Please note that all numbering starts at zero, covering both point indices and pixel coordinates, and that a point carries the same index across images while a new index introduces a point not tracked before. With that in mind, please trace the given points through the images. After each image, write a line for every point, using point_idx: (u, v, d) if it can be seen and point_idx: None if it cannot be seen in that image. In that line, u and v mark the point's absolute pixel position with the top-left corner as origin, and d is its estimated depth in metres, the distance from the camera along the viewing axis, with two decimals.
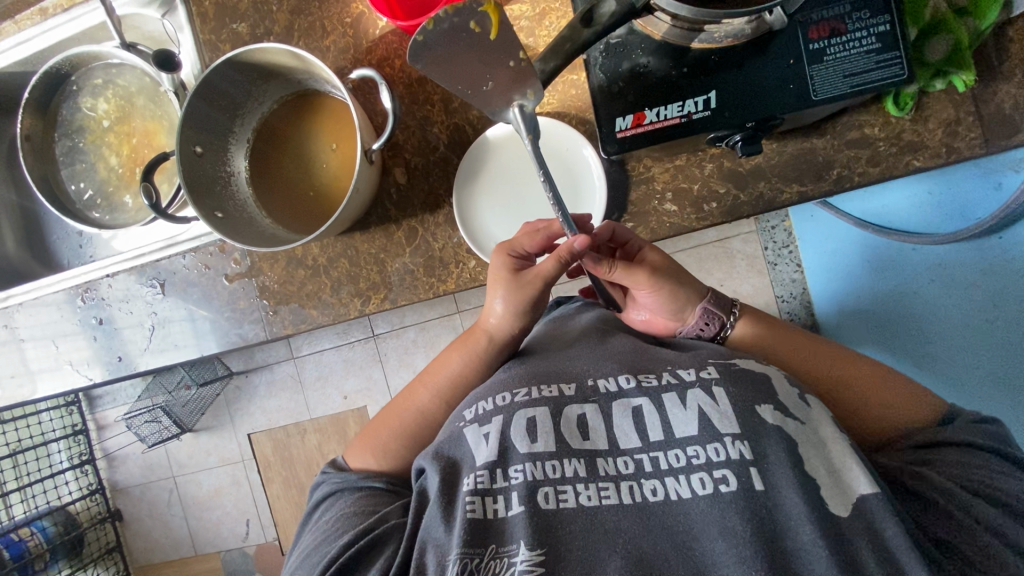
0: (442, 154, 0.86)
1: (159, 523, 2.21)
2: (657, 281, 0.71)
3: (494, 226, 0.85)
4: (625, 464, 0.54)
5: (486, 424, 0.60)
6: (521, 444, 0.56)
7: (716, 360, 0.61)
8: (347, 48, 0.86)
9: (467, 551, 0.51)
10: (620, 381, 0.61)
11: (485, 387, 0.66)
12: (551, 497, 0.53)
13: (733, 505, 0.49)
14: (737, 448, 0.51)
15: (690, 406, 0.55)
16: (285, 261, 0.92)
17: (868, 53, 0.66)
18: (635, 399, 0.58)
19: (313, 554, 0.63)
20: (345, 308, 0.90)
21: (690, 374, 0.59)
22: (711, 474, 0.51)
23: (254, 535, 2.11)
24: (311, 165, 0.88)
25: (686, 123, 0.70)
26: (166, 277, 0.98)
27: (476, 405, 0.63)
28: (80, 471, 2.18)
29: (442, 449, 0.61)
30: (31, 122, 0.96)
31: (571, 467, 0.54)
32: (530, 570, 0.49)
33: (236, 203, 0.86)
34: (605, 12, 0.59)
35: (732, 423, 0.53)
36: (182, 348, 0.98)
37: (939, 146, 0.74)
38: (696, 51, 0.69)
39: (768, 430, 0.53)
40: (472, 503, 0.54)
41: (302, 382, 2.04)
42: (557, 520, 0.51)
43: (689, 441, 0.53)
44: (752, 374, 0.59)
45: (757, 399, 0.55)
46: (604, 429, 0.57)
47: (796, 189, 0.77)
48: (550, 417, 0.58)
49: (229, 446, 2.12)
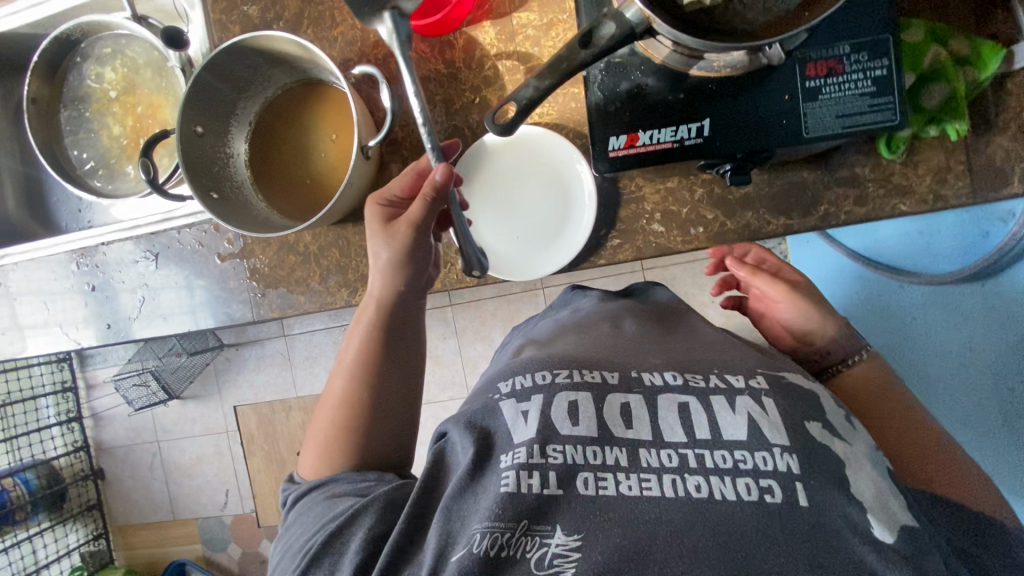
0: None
1: (140, 485, 2.24)
2: (795, 296, 0.79)
3: (484, 229, 0.84)
4: (670, 458, 0.48)
5: (524, 401, 0.54)
6: (561, 423, 0.51)
7: (766, 370, 0.56)
8: (354, 41, 0.87)
9: (492, 527, 0.46)
10: (667, 377, 0.55)
11: (520, 362, 0.61)
12: (591, 482, 0.48)
13: (778, 518, 0.44)
14: (788, 453, 0.46)
15: (739, 412, 0.50)
16: (278, 246, 0.93)
17: (863, 95, 0.67)
18: (682, 395, 0.52)
19: (296, 545, 0.59)
20: (332, 297, 0.92)
21: (739, 381, 0.54)
22: (760, 478, 0.46)
23: (232, 505, 2.14)
24: (310, 153, 0.89)
25: (678, 148, 0.71)
26: (160, 250, 0.99)
27: (515, 379, 0.57)
28: (66, 428, 2.21)
29: (476, 419, 0.56)
30: (38, 86, 0.97)
31: (610, 455, 0.49)
32: (564, 556, 0.45)
33: (232, 185, 0.87)
34: (604, 35, 0.59)
35: (784, 433, 0.48)
36: (169, 321, 1.00)
37: (927, 193, 0.74)
38: (694, 78, 0.69)
39: (819, 446, 0.48)
40: (507, 478, 0.49)
41: (291, 360, 2.06)
42: (592, 510, 0.46)
43: (742, 441, 0.48)
44: (800, 390, 0.54)
45: (809, 415, 0.51)
46: (648, 419, 0.51)
47: (783, 222, 0.78)
48: (592, 403, 0.53)
49: (215, 416, 2.15)
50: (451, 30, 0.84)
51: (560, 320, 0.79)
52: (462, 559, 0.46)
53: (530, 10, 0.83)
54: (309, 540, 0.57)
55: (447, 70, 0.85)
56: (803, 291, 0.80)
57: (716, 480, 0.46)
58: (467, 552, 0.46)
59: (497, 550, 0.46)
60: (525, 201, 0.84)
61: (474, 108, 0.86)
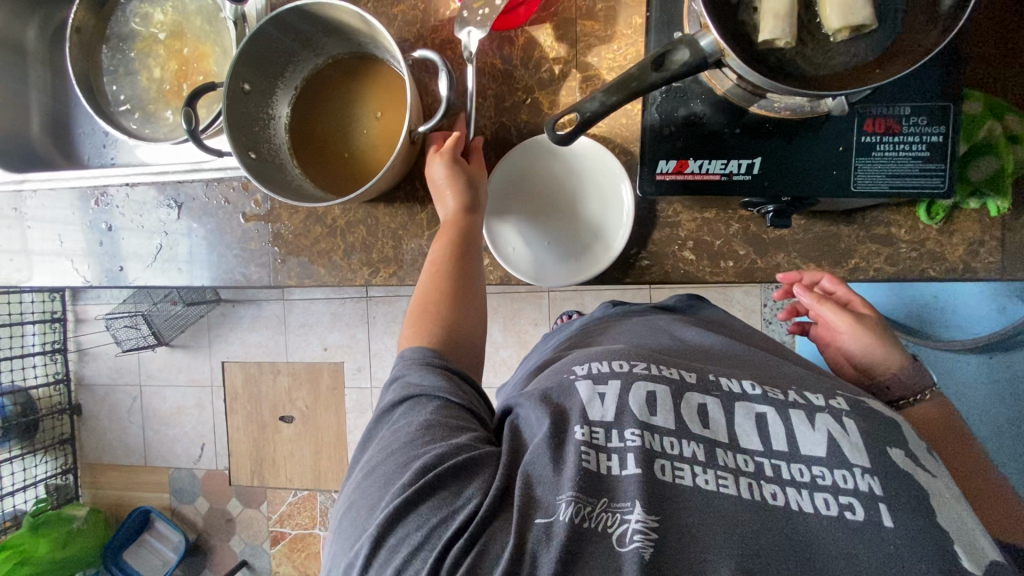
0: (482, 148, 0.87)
1: (116, 426, 2.23)
2: (860, 327, 0.77)
3: (514, 234, 0.84)
4: (744, 462, 0.53)
5: (603, 385, 0.60)
6: (642, 411, 0.57)
7: (845, 394, 0.60)
8: (414, 22, 0.86)
9: (576, 494, 0.51)
10: (744, 386, 0.60)
11: (598, 352, 0.68)
12: (667, 470, 0.52)
13: (856, 533, 0.47)
14: (866, 472, 0.50)
15: (819, 428, 0.54)
16: (305, 215, 0.92)
17: (915, 158, 0.67)
18: (760, 405, 0.57)
19: (396, 461, 0.58)
20: (353, 274, 0.91)
21: (819, 401, 0.58)
22: (839, 495, 0.49)
23: (206, 460, 2.14)
24: (353, 128, 0.88)
25: (725, 181, 0.71)
26: (184, 200, 0.98)
27: (592, 364, 0.64)
28: (49, 358, 2.19)
29: (552, 396, 0.61)
30: (84, 16, 0.95)
31: (689, 450, 0.54)
32: (644, 534, 0.48)
33: (271, 147, 0.86)
34: (676, 60, 0.59)
35: (864, 455, 0.51)
36: (184, 274, 0.99)
37: (958, 262, 0.75)
38: (752, 115, 0.69)
39: (904, 473, 0.50)
40: (588, 454, 0.54)
41: (286, 325, 2.05)
42: (670, 494, 0.51)
43: (821, 458, 0.52)
44: (875, 413, 0.57)
45: (891, 441, 0.53)
46: (725, 422, 0.56)
47: (812, 269, 0.79)
48: (671, 397, 0.58)
49: (201, 369, 2.14)
50: (515, 27, 0.83)
51: (629, 324, 0.83)
52: (550, 525, 0.50)
53: (596, 18, 0.83)
54: (422, 455, 0.57)
55: (503, 66, 0.85)
56: (866, 322, 0.77)
57: (793, 489, 0.50)
58: (554, 518, 0.50)
59: (580, 519, 0.50)
60: (562, 208, 0.84)
61: (524, 108, 0.85)
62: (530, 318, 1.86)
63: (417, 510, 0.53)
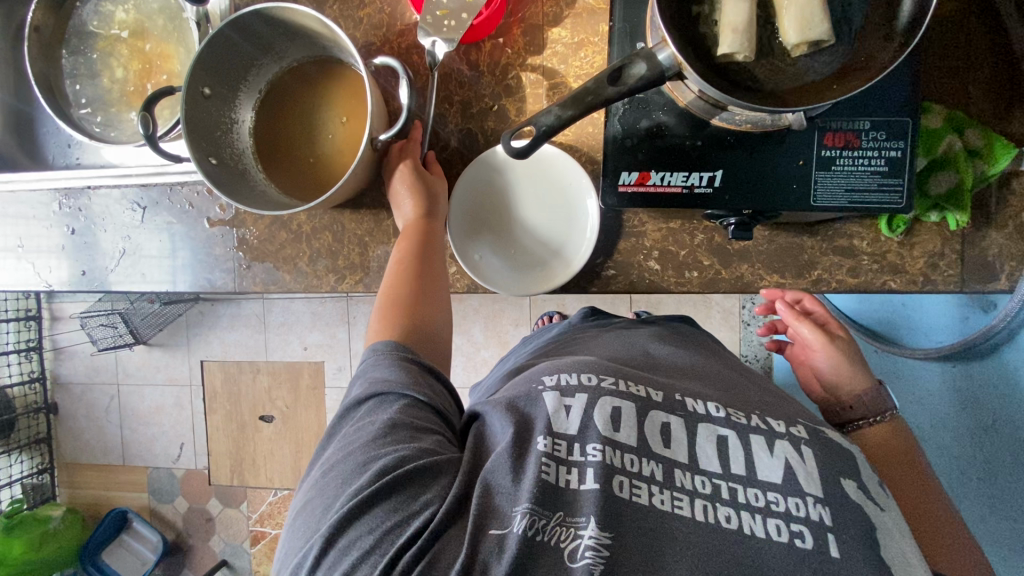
0: (449, 155, 0.86)
1: (93, 425, 2.20)
2: (831, 347, 0.84)
3: (480, 244, 0.84)
4: (704, 482, 0.53)
5: (569, 398, 0.61)
6: (608, 426, 0.57)
7: (806, 422, 0.61)
8: (380, 26, 0.85)
9: (533, 507, 0.51)
10: (710, 408, 0.60)
11: (571, 362, 0.68)
12: (624, 487, 0.52)
13: (806, 563, 0.48)
14: (819, 501, 0.51)
15: (777, 455, 0.54)
16: (271, 220, 0.91)
17: (875, 173, 0.68)
18: (722, 428, 0.58)
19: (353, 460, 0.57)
20: (319, 280, 0.90)
21: (781, 428, 0.59)
22: (792, 521, 0.50)
23: (185, 459, 2.12)
24: (317, 133, 0.87)
25: (687, 194, 0.71)
26: (148, 204, 0.96)
27: (560, 376, 0.65)
28: (24, 356, 2.15)
29: (518, 408, 0.62)
30: (43, 16, 0.93)
31: (650, 469, 0.54)
32: (595, 549, 0.48)
33: (233, 152, 0.84)
34: (633, 74, 0.59)
35: (818, 487, 0.52)
36: (149, 278, 0.97)
37: (918, 275, 0.76)
38: (714, 127, 0.69)
39: (854, 505, 0.51)
40: (547, 465, 0.54)
41: (266, 324, 2.03)
42: (625, 511, 0.51)
43: (778, 484, 0.52)
44: (832, 444, 0.57)
45: (847, 475, 0.54)
46: (686, 442, 0.57)
47: (776, 279, 0.79)
48: (635, 414, 0.59)
49: (179, 368, 2.12)
50: (480, 38, 0.82)
51: (602, 336, 0.84)
52: (504, 536, 0.50)
53: (564, 25, 0.82)
54: (384, 460, 0.55)
55: (469, 73, 0.84)
56: (841, 344, 0.84)
57: (747, 513, 0.50)
58: (508, 530, 0.50)
59: (534, 532, 0.50)
60: (530, 217, 0.83)
61: (491, 115, 0.85)
62: (511, 318, 1.86)
63: (371, 512, 0.52)
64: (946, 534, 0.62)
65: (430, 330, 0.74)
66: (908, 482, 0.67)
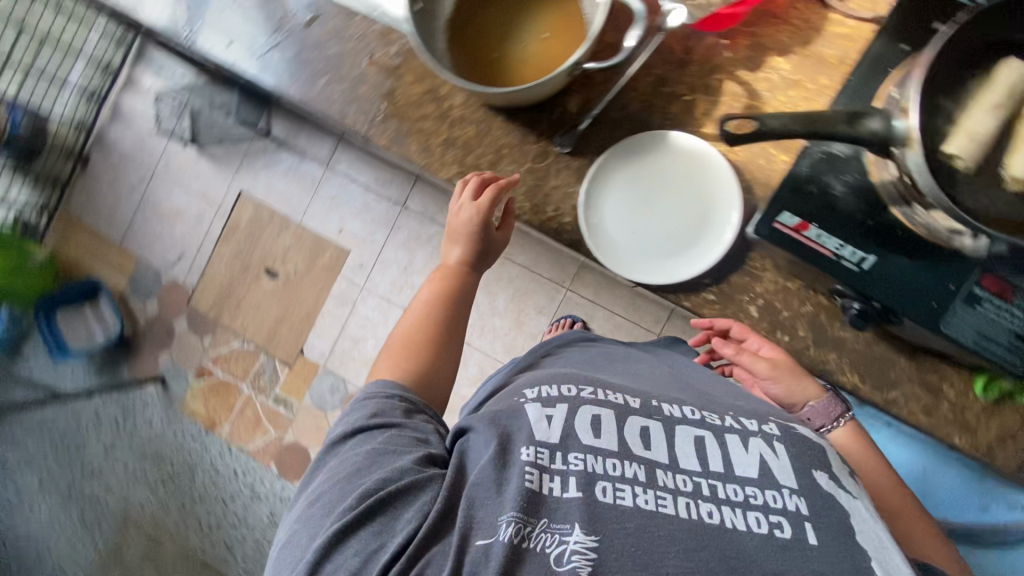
0: (620, 116, 0.86)
1: (112, 195, 2.18)
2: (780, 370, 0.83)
3: (610, 207, 0.85)
4: (684, 484, 0.55)
5: (551, 408, 0.63)
6: (584, 432, 0.60)
7: (777, 420, 0.65)
8: None
9: (515, 513, 0.53)
10: (683, 412, 0.64)
11: (551, 376, 0.72)
12: (614, 489, 0.54)
13: (785, 552, 0.50)
14: (792, 489, 0.54)
15: (752, 451, 0.58)
16: (427, 88, 0.90)
17: (1011, 330, 0.68)
18: (698, 430, 0.61)
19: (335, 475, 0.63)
20: (442, 165, 0.90)
21: (748, 425, 0.62)
22: (768, 513, 0.52)
23: (178, 269, 2.11)
24: (513, 37, 0.86)
25: (832, 261, 0.71)
26: (320, 15, 0.95)
27: (543, 390, 0.68)
28: (82, 99, 2.11)
29: (500, 420, 0.64)
30: None
31: (635, 468, 0.56)
32: (583, 553, 0.50)
33: (432, 13, 0.84)
34: (868, 124, 0.59)
35: (792, 477, 0.55)
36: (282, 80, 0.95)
37: (984, 442, 0.77)
38: (890, 215, 0.70)
39: (828, 498, 0.54)
40: (530, 475, 0.56)
41: (317, 191, 2.02)
42: (610, 515, 0.52)
43: (756, 478, 0.55)
44: (797, 438, 0.61)
45: (816, 463, 0.58)
46: (665, 444, 0.59)
47: (852, 381, 0.80)
48: (613, 420, 0.61)
49: (218, 187, 2.10)
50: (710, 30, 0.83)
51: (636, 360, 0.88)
52: (489, 544, 0.52)
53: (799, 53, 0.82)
54: (368, 484, 0.60)
55: (680, 54, 0.84)
56: (782, 368, 0.83)
57: (727, 510, 0.53)
58: (495, 539, 0.52)
59: (518, 539, 0.52)
60: (661, 205, 0.86)
61: (678, 101, 0.85)
62: (539, 304, 1.86)
63: (357, 536, 0.56)
64: (927, 539, 0.73)
65: (432, 373, 0.80)
66: (884, 490, 0.75)
